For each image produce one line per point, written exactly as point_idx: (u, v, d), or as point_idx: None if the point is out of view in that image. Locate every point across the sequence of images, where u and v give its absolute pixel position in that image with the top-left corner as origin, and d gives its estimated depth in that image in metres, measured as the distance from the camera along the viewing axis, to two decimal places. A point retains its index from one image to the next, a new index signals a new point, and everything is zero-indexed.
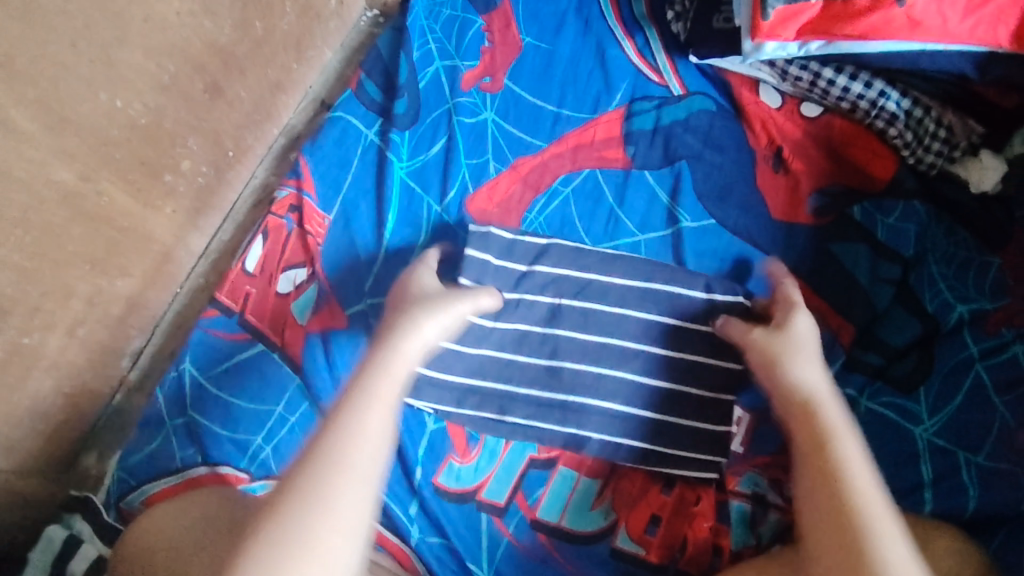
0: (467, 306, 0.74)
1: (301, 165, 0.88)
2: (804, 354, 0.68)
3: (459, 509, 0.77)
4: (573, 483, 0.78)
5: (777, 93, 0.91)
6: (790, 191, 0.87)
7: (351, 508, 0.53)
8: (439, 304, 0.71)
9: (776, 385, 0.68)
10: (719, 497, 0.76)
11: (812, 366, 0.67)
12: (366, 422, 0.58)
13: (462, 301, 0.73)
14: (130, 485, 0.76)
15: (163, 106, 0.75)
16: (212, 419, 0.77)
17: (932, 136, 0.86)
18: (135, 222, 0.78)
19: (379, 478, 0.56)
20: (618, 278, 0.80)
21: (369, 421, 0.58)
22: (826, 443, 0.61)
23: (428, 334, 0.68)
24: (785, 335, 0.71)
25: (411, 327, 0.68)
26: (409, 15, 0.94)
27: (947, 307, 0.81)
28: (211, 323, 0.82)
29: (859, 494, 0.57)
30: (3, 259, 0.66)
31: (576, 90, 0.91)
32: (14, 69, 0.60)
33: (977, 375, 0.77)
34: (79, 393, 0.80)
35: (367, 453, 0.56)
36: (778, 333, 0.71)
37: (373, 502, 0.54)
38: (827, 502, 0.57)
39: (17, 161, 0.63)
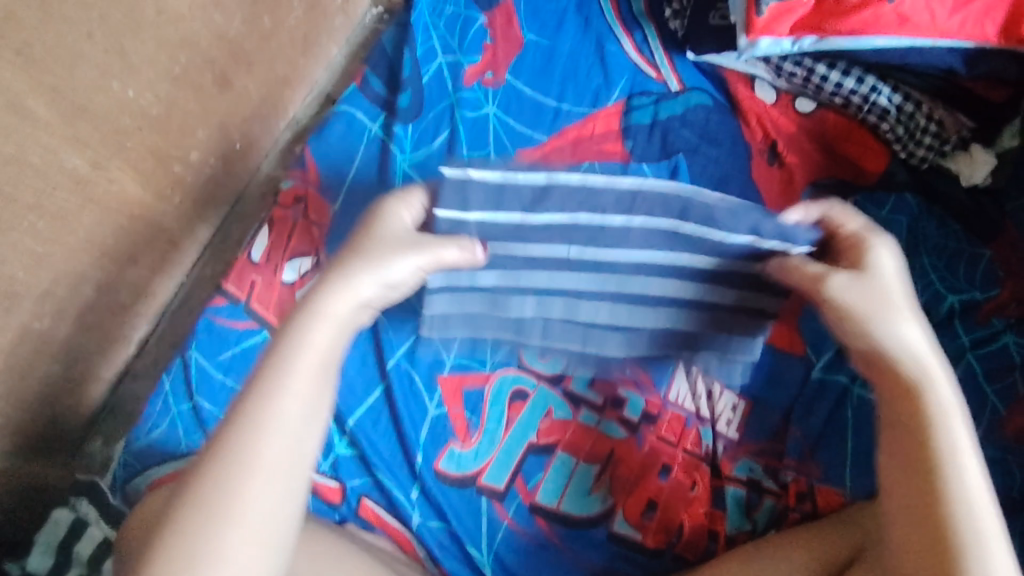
0: (414, 259, 0.62)
1: (306, 157, 0.89)
2: (896, 307, 0.58)
3: (460, 494, 0.78)
4: (571, 468, 0.78)
5: (772, 90, 0.93)
6: (785, 183, 0.89)
7: (260, 512, 0.52)
8: (373, 260, 0.61)
9: (864, 337, 0.60)
10: (715, 483, 0.77)
11: (908, 322, 0.58)
12: (274, 413, 0.54)
13: (397, 257, 0.61)
14: (137, 469, 0.77)
15: (174, 97, 0.77)
16: (217, 405, 0.79)
17: (923, 131, 0.88)
18: (144, 210, 0.79)
19: (287, 474, 0.53)
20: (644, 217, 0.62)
21: (276, 413, 0.54)
22: (925, 429, 0.55)
23: (362, 289, 0.61)
24: (867, 283, 0.60)
25: (351, 281, 0.61)
26: (413, 11, 0.96)
27: (938, 298, 0.83)
28: (218, 312, 0.82)
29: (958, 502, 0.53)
30: (17, 243, 0.67)
31: (576, 85, 0.93)
32: (33, 57, 0.62)
33: (969, 364, 0.80)
34: (85, 379, 0.82)
35: (281, 444, 0.54)
36: (858, 280, 0.60)
37: (277, 504, 0.52)
38: (919, 520, 0.53)
39: (32, 147, 0.65)
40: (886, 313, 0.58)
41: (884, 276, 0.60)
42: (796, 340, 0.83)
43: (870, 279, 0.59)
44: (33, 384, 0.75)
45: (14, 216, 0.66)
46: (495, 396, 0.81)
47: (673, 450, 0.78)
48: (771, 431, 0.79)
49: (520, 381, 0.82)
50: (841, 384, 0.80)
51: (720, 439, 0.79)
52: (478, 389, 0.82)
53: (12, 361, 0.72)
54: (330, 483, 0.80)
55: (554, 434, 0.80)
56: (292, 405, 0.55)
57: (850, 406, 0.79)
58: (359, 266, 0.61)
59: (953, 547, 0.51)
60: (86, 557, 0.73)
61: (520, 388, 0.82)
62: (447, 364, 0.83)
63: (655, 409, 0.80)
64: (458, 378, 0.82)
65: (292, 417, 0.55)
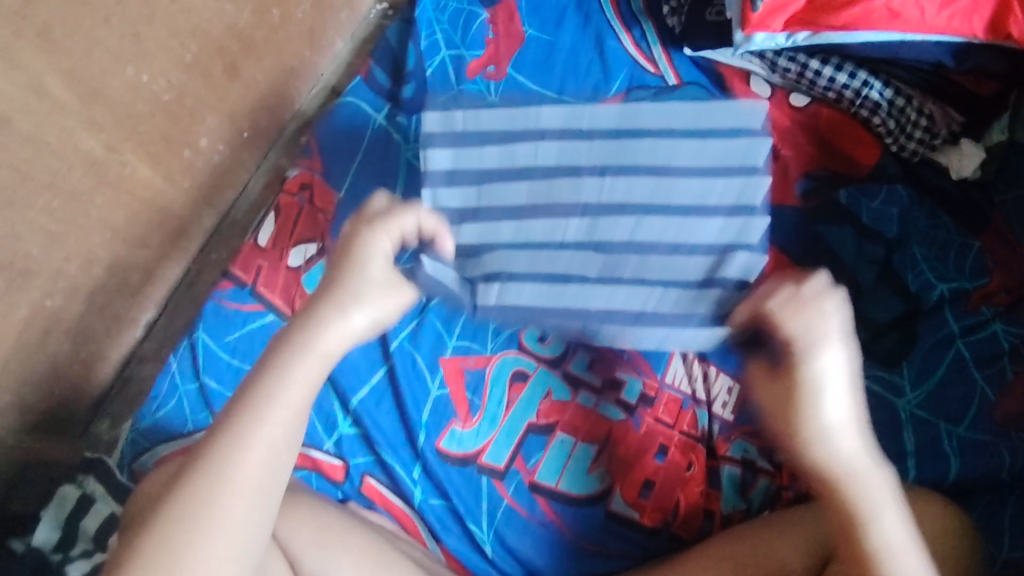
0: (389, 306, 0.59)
1: (313, 147, 0.92)
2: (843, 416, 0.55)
3: (462, 473, 0.80)
4: (570, 448, 0.80)
5: (767, 85, 0.95)
6: (780, 175, 0.91)
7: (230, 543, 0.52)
8: (366, 296, 0.58)
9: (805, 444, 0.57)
10: (710, 463, 0.79)
11: (853, 423, 0.55)
12: (255, 452, 0.53)
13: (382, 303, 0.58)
14: (144, 446, 0.79)
15: (185, 84, 0.79)
16: (224, 385, 0.80)
17: (913, 125, 0.90)
18: (154, 195, 0.82)
19: (263, 510, 0.53)
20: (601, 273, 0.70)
21: (258, 452, 0.53)
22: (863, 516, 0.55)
23: (354, 327, 0.58)
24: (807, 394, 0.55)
25: (343, 315, 0.57)
26: (417, 6, 0.98)
27: (929, 286, 0.86)
28: (225, 296, 0.84)
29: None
30: (32, 220, 0.69)
31: (576, 79, 0.95)
32: (52, 37, 0.64)
33: (958, 351, 0.82)
34: (95, 360, 0.83)
35: (256, 474, 0.54)
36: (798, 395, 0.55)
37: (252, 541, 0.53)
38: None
39: (49, 127, 0.67)
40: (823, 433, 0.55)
41: (827, 390, 0.54)
42: None
43: (797, 391, 0.54)
44: (44, 362, 0.77)
45: (30, 193, 0.68)
46: (496, 377, 0.83)
47: (669, 431, 0.80)
48: None
49: (521, 362, 0.84)
50: None
51: (716, 420, 0.81)
52: (478, 371, 0.83)
53: (25, 338, 0.74)
54: (334, 461, 0.82)
55: (554, 414, 0.81)
56: (255, 456, 0.54)
57: None
58: (355, 300, 0.58)
59: None
60: (92, 532, 0.74)
61: (520, 369, 0.84)
62: (450, 345, 0.85)
63: (652, 391, 0.82)
64: (458, 359, 0.84)
65: (254, 470, 0.54)
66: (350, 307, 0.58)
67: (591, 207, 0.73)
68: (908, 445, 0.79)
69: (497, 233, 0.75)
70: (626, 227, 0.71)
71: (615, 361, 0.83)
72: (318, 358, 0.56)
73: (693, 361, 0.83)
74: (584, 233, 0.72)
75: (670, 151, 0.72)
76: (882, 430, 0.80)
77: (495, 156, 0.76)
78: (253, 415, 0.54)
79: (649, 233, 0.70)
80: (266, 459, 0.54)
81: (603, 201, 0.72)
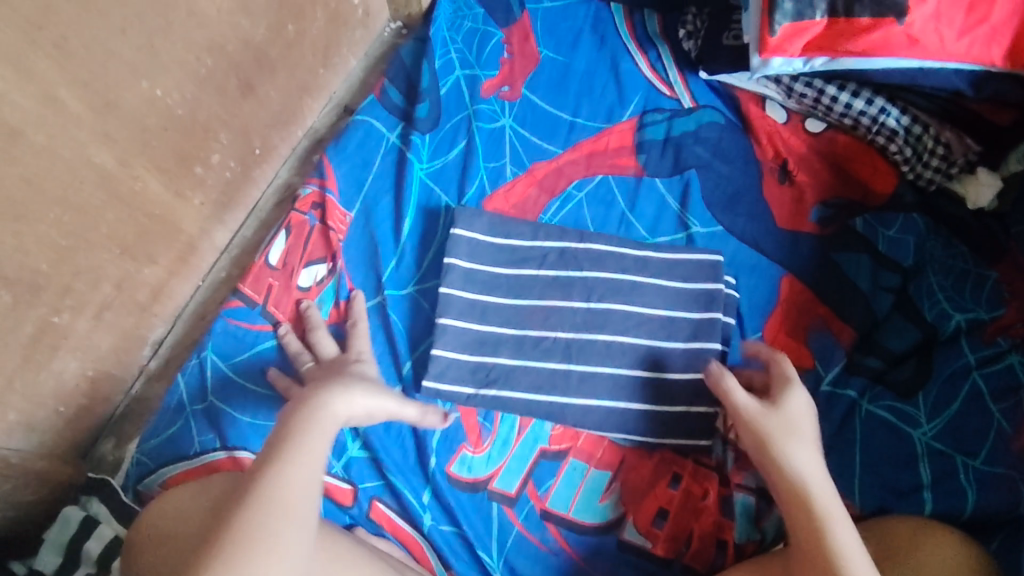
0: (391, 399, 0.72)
1: (325, 165, 0.90)
2: (802, 439, 0.69)
3: (472, 498, 0.78)
4: (582, 474, 0.79)
5: (783, 110, 0.95)
6: (796, 202, 0.90)
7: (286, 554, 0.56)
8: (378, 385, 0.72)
9: (770, 466, 0.69)
10: (724, 492, 0.77)
11: (806, 451, 0.69)
12: (291, 477, 0.60)
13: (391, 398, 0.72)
14: (149, 468, 0.77)
15: (199, 99, 0.78)
16: (234, 407, 0.79)
17: (930, 153, 0.90)
18: (165, 211, 0.81)
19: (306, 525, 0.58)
20: (582, 374, 0.80)
21: (293, 477, 0.60)
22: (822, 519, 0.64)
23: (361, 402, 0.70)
24: (780, 414, 0.71)
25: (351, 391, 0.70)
26: (431, 25, 0.98)
27: (945, 316, 0.84)
28: (234, 314, 0.83)
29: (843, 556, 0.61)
30: (42, 234, 0.68)
31: (591, 101, 0.95)
32: (68, 49, 0.63)
33: (974, 383, 0.80)
34: (101, 377, 0.83)
35: (300, 490, 0.60)
36: (773, 411, 0.71)
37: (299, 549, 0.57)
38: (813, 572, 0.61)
39: (62, 139, 0.66)
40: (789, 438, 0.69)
41: (793, 417, 0.71)
42: (805, 354, 0.84)
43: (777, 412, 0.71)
44: (51, 380, 0.76)
45: (42, 206, 0.67)
46: None
47: (681, 460, 0.79)
48: None
49: None
50: (849, 398, 0.81)
51: (730, 449, 0.79)
52: None
53: (31, 355, 0.72)
54: (343, 486, 0.78)
55: (566, 441, 0.80)
56: (298, 482, 0.60)
57: (858, 419, 0.81)
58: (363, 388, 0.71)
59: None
60: (95, 556, 0.73)
61: None
62: None
63: None
64: None
65: (298, 493, 0.59)
66: (352, 385, 0.70)
67: (578, 315, 0.82)
68: (925, 477, 0.77)
69: (493, 346, 0.81)
70: (606, 346, 0.81)
71: None
72: (331, 418, 0.67)
73: None
74: (570, 339, 0.81)
75: (640, 282, 0.84)
76: (898, 462, 0.78)
77: (501, 270, 0.84)
78: (297, 449, 0.62)
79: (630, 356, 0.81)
80: (310, 485, 0.61)
81: (588, 323, 0.82)
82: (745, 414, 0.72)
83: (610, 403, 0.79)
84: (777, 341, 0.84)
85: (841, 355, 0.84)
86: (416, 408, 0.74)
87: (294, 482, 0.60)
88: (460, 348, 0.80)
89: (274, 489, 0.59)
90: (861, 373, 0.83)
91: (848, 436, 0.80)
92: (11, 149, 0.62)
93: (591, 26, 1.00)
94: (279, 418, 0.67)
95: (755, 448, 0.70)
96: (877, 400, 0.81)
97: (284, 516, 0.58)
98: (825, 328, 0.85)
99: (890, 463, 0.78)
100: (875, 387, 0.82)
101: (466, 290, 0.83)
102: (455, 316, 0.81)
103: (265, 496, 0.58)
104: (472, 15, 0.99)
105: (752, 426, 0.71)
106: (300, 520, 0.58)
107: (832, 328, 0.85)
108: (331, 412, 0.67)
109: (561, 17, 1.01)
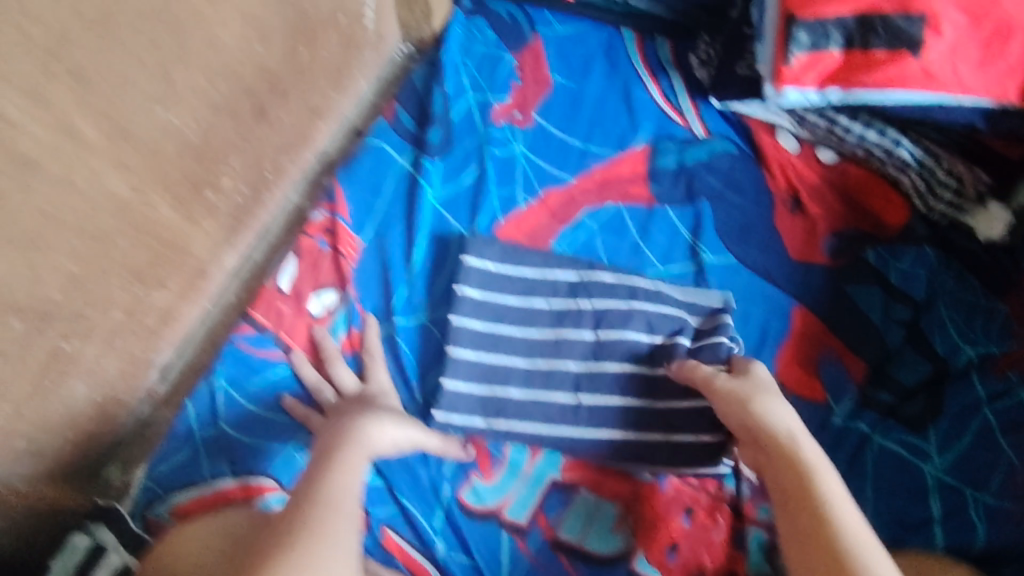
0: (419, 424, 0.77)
1: (336, 190, 0.90)
2: (773, 396, 0.71)
3: (483, 527, 0.77)
4: (594, 504, 0.78)
5: (794, 139, 0.95)
6: (807, 233, 0.90)
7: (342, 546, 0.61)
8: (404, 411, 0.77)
9: (749, 422, 0.70)
10: (736, 524, 0.76)
11: (782, 408, 0.70)
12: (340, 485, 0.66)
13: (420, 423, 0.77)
14: (157, 494, 0.78)
15: (213, 125, 0.77)
16: (244, 434, 0.79)
17: (942, 185, 0.90)
18: (176, 236, 0.80)
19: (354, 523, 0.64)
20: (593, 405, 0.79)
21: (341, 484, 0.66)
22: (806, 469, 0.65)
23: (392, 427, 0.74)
24: (750, 378, 0.73)
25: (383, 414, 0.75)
26: (443, 50, 0.97)
27: (956, 350, 0.84)
28: (249, 341, 0.83)
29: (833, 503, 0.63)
30: (53, 262, 0.67)
31: (603, 128, 0.94)
32: (84, 78, 0.62)
33: (984, 418, 0.79)
34: (109, 402, 0.82)
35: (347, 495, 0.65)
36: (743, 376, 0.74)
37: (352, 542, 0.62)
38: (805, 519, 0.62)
39: (77, 168, 0.65)
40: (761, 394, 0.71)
41: (763, 382, 0.73)
42: (817, 387, 0.83)
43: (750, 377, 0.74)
44: (58, 406, 0.75)
45: (56, 235, 0.66)
46: None
47: (696, 493, 0.78)
48: None
49: None
50: (861, 432, 0.81)
51: (744, 482, 0.79)
52: None
53: (40, 383, 0.72)
54: None
55: (575, 472, 0.80)
56: (345, 489, 0.66)
57: (870, 454, 0.80)
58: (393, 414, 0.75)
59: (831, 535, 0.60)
60: None
61: None
62: None
63: None
64: None
65: (346, 497, 0.65)
66: (383, 410, 0.75)
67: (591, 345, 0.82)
68: (936, 512, 0.77)
69: (503, 376, 0.81)
70: (616, 377, 0.80)
71: None
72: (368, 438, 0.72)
73: None
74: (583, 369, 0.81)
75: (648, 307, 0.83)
76: (910, 497, 0.78)
77: (510, 301, 0.84)
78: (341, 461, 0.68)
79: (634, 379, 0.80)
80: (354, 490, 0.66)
81: (597, 354, 0.81)
82: (716, 385, 0.73)
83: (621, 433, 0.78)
84: (790, 374, 0.84)
85: (853, 388, 0.83)
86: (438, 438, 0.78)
87: (339, 487, 0.65)
88: (467, 377, 0.80)
89: (327, 495, 0.64)
90: (872, 407, 0.83)
91: (860, 470, 0.80)
92: (28, 181, 0.61)
93: (603, 52, 1.00)
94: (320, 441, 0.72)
95: (734, 410, 0.71)
96: (889, 434, 0.81)
97: (334, 517, 0.63)
98: (836, 359, 0.85)
99: (901, 497, 0.78)
100: (886, 421, 0.82)
101: (476, 318, 0.82)
102: (466, 346, 0.81)
103: (316, 502, 0.63)
104: (484, 39, 0.99)
105: (726, 394, 0.72)
106: (349, 515, 0.64)
107: (844, 361, 0.85)
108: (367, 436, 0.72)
109: (573, 43, 1.00)
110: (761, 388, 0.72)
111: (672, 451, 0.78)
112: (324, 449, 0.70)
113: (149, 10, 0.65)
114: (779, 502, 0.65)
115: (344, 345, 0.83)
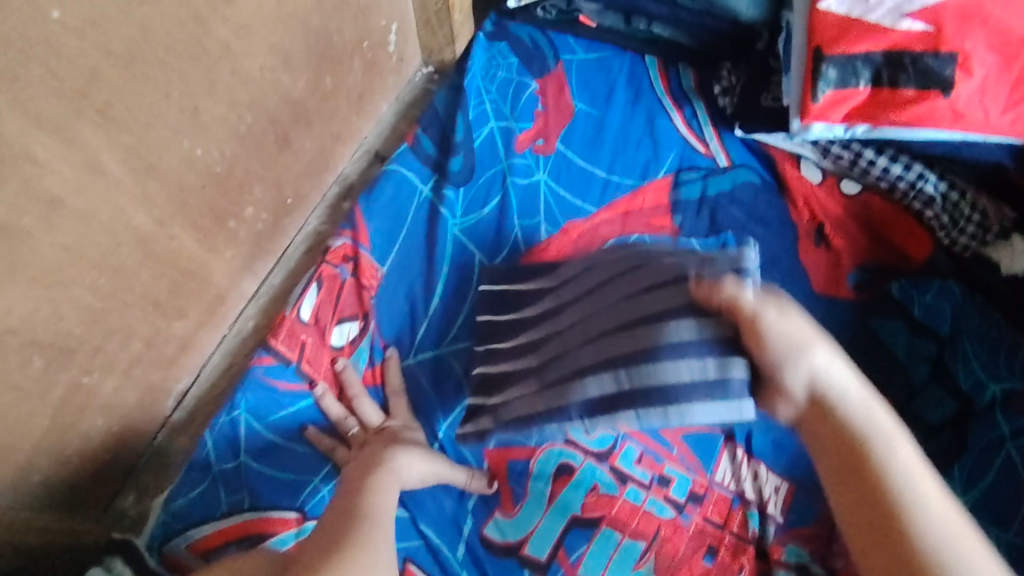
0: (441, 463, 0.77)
1: (357, 216, 0.88)
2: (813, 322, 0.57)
3: (505, 563, 0.75)
4: (617, 542, 0.75)
5: (818, 170, 0.94)
6: (831, 267, 0.90)
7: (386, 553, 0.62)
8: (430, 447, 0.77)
9: (791, 368, 0.56)
10: (763, 566, 0.75)
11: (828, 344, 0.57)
12: (377, 503, 0.68)
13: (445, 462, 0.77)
14: (176, 529, 0.75)
15: (238, 155, 0.77)
16: (265, 464, 0.78)
17: (966, 220, 0.89)
18: (198, 266, 0.79)
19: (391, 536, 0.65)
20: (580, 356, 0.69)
21: (379, 503, 0.68)
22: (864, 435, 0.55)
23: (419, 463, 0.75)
24: (779, 297, 0.58)
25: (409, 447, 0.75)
26: (466, 75, 0.96)
27: (980, 385, 0.82)
28: (268, 371, 0.81)
29: (901, 455, 0.54)
30: (77, 297, 0.66)
31: (625, 157, 0.93)
32: (113, 115, 0.61)
33: (1009, 455, 0.79)
34: (126, 432, 0.80)
35: (384, 512, 0.67)
36: (768, 294, 0.58)
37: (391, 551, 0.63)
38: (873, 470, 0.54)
39: (103, 205, 0.64)
40: (816, 328, 0.57)
41: (797, 304, 0.58)
42: None
43: (772, 296, 0.58)
44: (76, 438, 0.74)
45: (79, 272, 0.65)
46: (540, 469, 0.79)
47: (719, 532, 0.77)
48: (815, 515, 0.78)
49: (566, 455, 0.80)
50: None
51: (769, 522, 0.77)
52: (523, 463, 0.80)
53: (60, 417, 0.70)
54: None
55: (597, 509, 0.77)
56: (380, 507, 0.67)
57: None
58: (420, 448, 0.76)
59: (904, 492, 0.53)
60: None
61: (566, 462, 0.79)
62: None
63: (701, 489, 0.79)
64: (502, 451, 0.80)
65: (383, 513, 0.66)
66: (411, 445, 0.75)
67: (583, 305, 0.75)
68: None
69: None
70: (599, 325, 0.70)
71: (662, 456, 0.80)
72: (398, 465, 0.73)
73: (740, 458, 0.81)
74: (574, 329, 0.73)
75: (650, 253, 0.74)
76: None
77: None
78: (376, 483, 0.70)
79: (598, 320, 0.71)
80: (389, 509, 0.68)
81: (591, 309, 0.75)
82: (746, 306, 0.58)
83: (610, 376, 0.64)
84: None
85: None
86: (463, 474, 0.78)
87: (375, 505, 0.67)
88: None
89: (365, 511, 0.66)
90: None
91: None
92: (51, 219, 0.60)
93: (627, 79, 0.99)
94: (348, 470, 0.73)
95: (785, 354, 0.56)
96: None
97: (373, 529, 0.64)
98: None
99: None
100: None
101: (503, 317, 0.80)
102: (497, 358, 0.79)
103: (356, 516, 0.65)
104: (506, 64, 0.99)
105: (764, 331, 0.56)
106: (387, 528, 0.65)
107: None
108: (396, 464, 0.73)
109: (596, 69, 1.00)
110: (812, 334, 0.56)
111: (688, 390, 0.60)
112: (354, 476, 0.72)
113: (178, 43, 0.64)
114: (843, 495, 0.55)
115: (367, 379, 0.83)
